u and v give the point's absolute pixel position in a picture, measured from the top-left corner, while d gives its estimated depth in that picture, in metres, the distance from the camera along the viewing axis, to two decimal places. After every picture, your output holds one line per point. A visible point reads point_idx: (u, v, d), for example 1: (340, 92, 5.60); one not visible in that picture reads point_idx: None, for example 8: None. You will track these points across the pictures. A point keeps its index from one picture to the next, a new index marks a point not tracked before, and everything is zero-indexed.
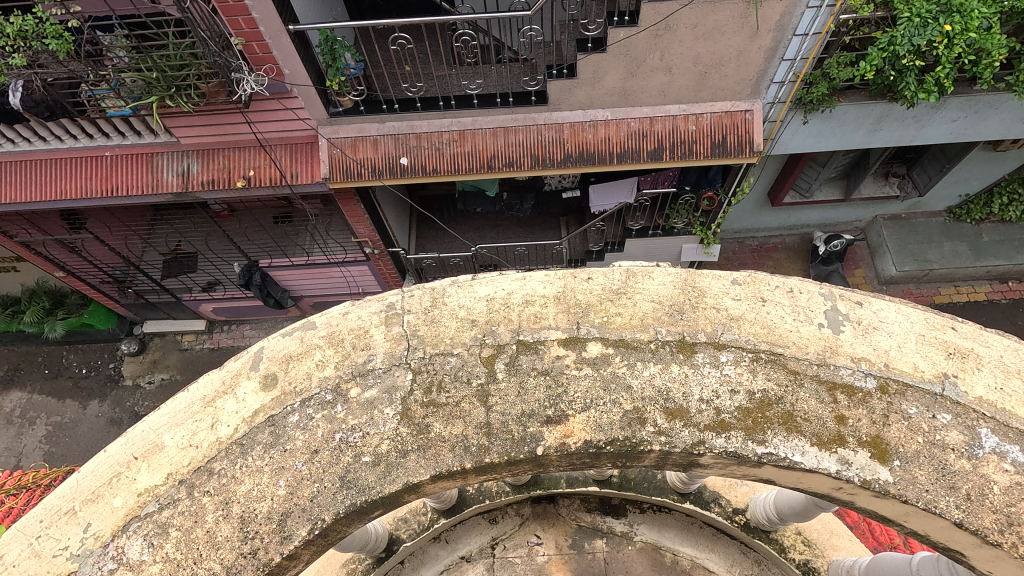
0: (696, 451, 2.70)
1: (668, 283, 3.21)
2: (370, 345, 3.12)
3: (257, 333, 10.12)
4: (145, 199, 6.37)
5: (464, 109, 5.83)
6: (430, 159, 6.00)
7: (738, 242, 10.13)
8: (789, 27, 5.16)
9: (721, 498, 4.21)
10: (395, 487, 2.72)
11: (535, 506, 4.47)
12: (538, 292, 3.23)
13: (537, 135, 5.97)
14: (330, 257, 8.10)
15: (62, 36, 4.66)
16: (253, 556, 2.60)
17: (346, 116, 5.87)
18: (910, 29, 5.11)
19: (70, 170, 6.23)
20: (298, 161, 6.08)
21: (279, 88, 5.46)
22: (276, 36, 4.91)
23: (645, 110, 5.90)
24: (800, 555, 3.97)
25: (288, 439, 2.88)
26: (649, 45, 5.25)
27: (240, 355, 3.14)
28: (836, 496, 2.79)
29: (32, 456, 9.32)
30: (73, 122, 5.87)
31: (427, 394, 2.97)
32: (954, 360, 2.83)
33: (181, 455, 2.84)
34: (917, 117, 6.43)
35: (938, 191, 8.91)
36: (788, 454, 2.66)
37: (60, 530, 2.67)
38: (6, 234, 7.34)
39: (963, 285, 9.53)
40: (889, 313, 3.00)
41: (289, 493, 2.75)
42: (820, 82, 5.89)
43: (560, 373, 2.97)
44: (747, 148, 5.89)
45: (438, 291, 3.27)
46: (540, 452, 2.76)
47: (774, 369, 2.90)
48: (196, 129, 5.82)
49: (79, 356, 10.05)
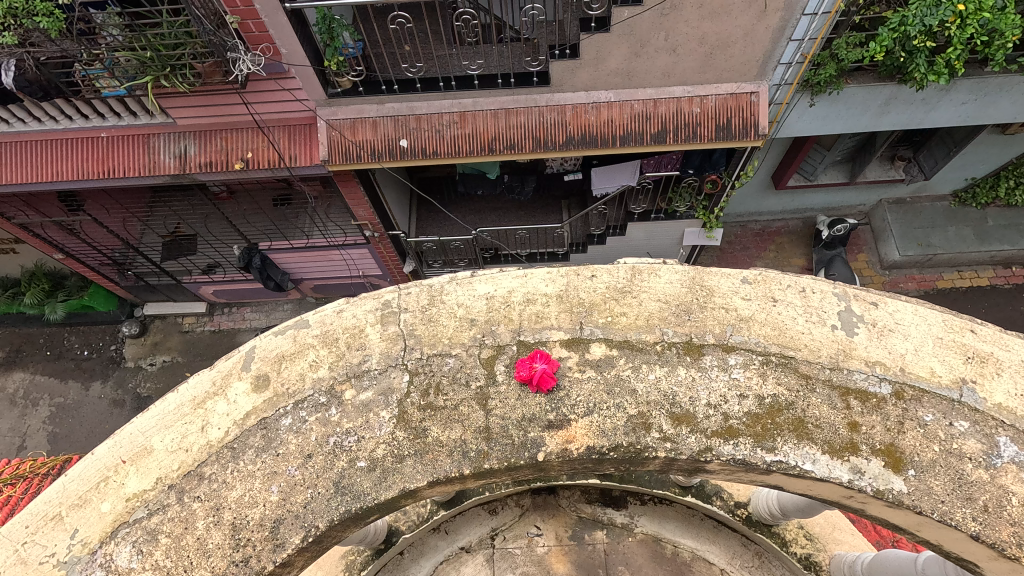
0: (702, 458, 2.61)
1: (675, 281, 3.09)
2: (365, 345, 3.02)
3: (258, 316, 10.05)
4: (142, 181, 6.21)
5: (464, 90, 5.64)
6: (432, 141, 5.82)
7: (743, 227, 9.95)
8: (797, 7, 4.92)
9: (722, 492, 4.25)
10: (391, 493, 2.63)
11: (535, 497, 4.59)
12: (540, 290, 3.11)
13: (538, 118, 5.78)
14: (329, 240, 8.00)
15: (54, 14, 4.46)
16: (246, 564, 2.54)
17: (346, 97, 5.67)
18: (923, 9, 4.93)
19: (64, 151, 6.04)
20: (296, 143, 5.90)
21: (276, 69, 5.24)
22: (272, 14, 4.68)
23: (650, 91, 5.69)
24: (801, 549, 4.01)
25: (280, 442, 2.80)
26: (654, 24, 5.04)
27: (231, 354, 3.03)
28: (845, 504, 2.70)
29: (36, 438, 9.29)
30: (68, 102, 5.66)
31: (424, 397, 2.87)
32: (972, 365, 2.72)
33: (170, 459, 2.76)
34: (927, 99, 6.21)
35: (945, 174, 8.69)
36: (799, 463, 2.56)
37: (46, 536, 2.60)
38: (4, 216, 7.18)
39: (968, 272, 9.37)
40: (905, 315, 2.87)
41: (281, 499, 2.67)
42: (829, 63, 5.61)
43: (562, 376, 2.87)
44: (752, 131, 5.71)
45: (436, 289, 3.16)
46: (541, 458, 2.67)
47: (785, 373, 2.80)
48: (192, 109, 5.63)
49: (79, 338, 9.97)
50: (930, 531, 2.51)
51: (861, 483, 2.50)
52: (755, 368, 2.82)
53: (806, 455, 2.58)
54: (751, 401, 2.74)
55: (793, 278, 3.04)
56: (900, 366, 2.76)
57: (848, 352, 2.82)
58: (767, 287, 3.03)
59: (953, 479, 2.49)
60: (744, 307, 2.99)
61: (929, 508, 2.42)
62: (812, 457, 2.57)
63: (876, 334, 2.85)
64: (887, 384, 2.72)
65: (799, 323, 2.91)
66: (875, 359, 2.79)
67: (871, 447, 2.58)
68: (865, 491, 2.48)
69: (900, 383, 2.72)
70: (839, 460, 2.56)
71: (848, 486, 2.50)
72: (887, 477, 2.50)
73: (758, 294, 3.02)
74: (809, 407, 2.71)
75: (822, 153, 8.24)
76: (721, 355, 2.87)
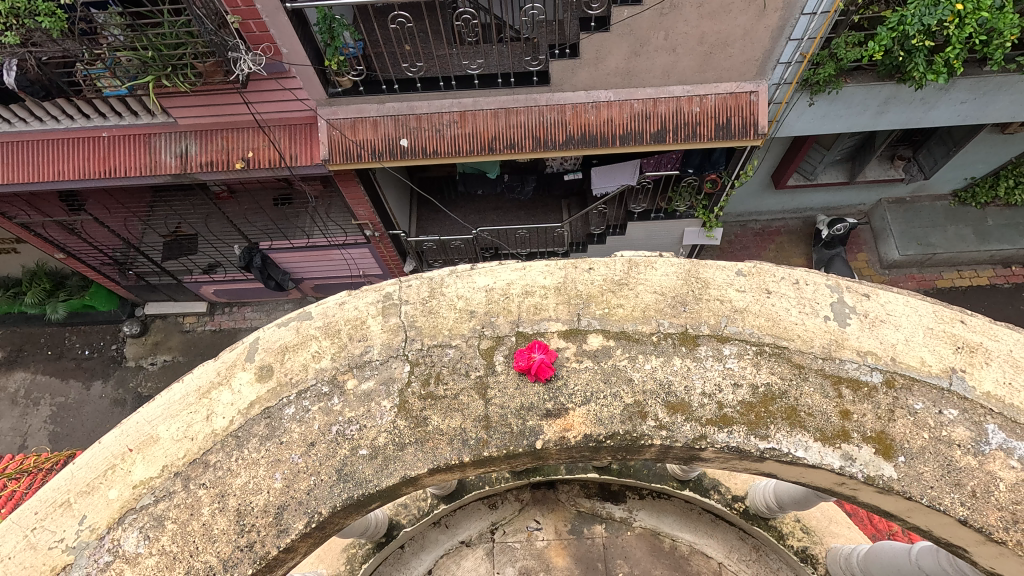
0: (697, 446, 2.67)
1: (671, 273, 3.15)
2: (367, 336, 3.07)
3: (258, 315, 10.09)
4: (143, 181, 6.26)
5: (464, 89, 5.70)
6: (432, 140, 5.87)
7: (742, 225, 10.00)
8: (796, 6, 4.98)
9: (720, 486, 4.32)
10: (393, 480, 2.69)
11: (534, 492, 4.65)
12: (538, 283, 3.17)
13: (537, 116, 5.83)
14: (329, 240, 8.03)
15: (56, 14, 4.52)
16: (250, 550, 2.60)
17: (346, 97, 5.72)
18: (921, 8, 4.97)
19: (67, 151, 6.09)
20: (297, 143, 5.95)
21: (277, 68, 5.29)
22: (273, 14, 4.74)
23: (648, 91, 5.75)
24: (798, 542, 4.06)
25: (284, 431, 2.85)
26: (652, 24, 5.09)
27: (235, 346, 3.09)
28: (837, 491, 2.76)
29: (37, 436, 9.34)
30: (69, 102, 5.72)
31: (425, 386, 2.93)
32: (962, 354, 2.78)
33: (176, 447, 2.82)
34: (925, 98, 6.26)
35: (943, 173, 8.74)
36: (791, 450, 2.62)
37: (55, 522, 2.66)
38: (5, 216, 7.23)
39: (967, 270, 9.42)
40: (897, 306, 2.93)
41: (285, 486, 2.73)
42: (828, 62, 5.67)
43: (560, 366, 2.93)
44: (750, 130, 5.77)
45: (437, 281, 3.21)
46: (540, 446, 2.72)
47: (778, 363, 2.85)
48: (193, 109, 5.69)
49: (80, 337, 10.03)
50: (921, 516, 2.57)
51: (852, 469, 2.56)
52: (749, 358, 2.88)
53: (798, 442, 2.64)
54: (745, 389, 2.80)
55: (786, 271, 3.10)
56: (891, 356, 2.81)
57: (840, 342, 2.87)
58: (761, 279, 3.09)
59: (942, 465, 2.55)
60: (739, 299, 3.04)
61: (919, 493, 2.49)
62: (804, 445, 2.63)
63: (868, 325, 2.91)
64: (878, 372, 2.78)
65: (792, 315, 2.97)
66: (867, 349, 2.84)
67: (862, 434, 2.64)
68: (855, 477, 2.55)
69: (891, 372, 2.78)
70: (830, 447, 2.62)
71: (839, 473, 2.56)
72: (877, 464, 2.56)
73: (752, 286, 3.08)
74: (801, 396, 2.77)
75: (821, 152, 8.28)
76: (716, 345, 2.93)
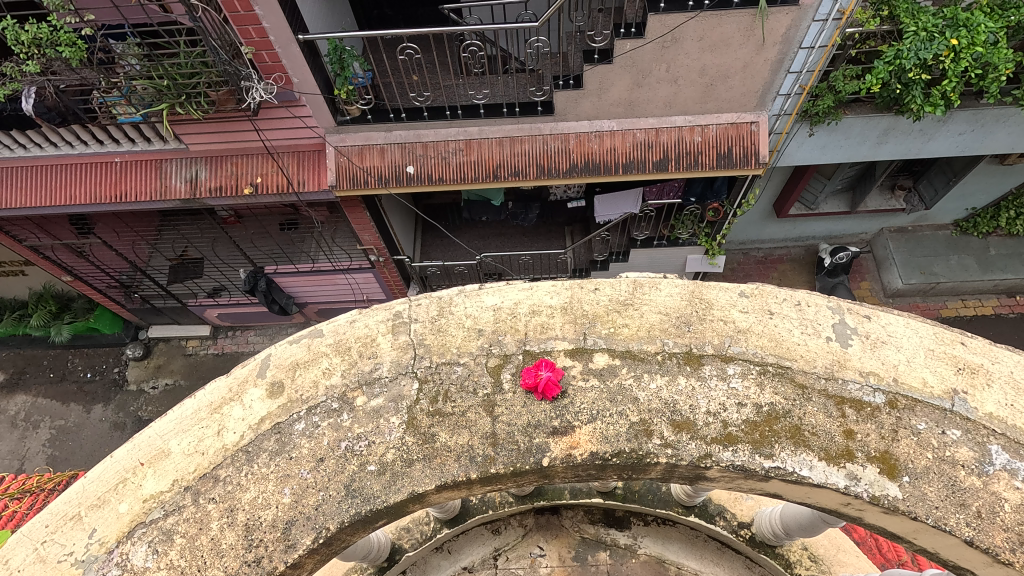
0: (702, 464, 2.69)
1: (675, 294, 3.21)
2: (376, 353, 3.13)
3: (262, 339, 10.12)
4: (153, 205, 6.40)
5: (470, 118, 5.85)
6: (435, 167, 6.02)
7: (745, 253, 10.08)
8: (795, 40, 5.18)
9: (726, 512, 4.28)
10: (400, 497, 2.72)
11: (537, 518, 4.64)
12: (544, 302, 3.23)
13: (543, 144, 6.00)
14: (335, 264, 8.13)
15: (76, 44, 4.65)
16: (258, 565, 2.61)
17: (355, 125, 5.89)
18: (917, 43, 5.09)
19: (79, 176, 6.26)
20: (305, 169, 6.10)
21: (288, 97, 5.48)
22: (286, 45, 4.95)
23: (651, 121, 5.92)
24: (805, 570, 4.02)
25: (293, 446, 2.89)
26: (655, 56, 5.27)
27: (247, 362, 3.15)
28: (844, 512, 2.77)
29: (36, 460, 9.32)
30: (85, 128, 5.90)
31: (432, 403, 2.98)
32: (963, 376, 2.82)
33: (187, 461, 2.86)
34: (923, 129, 6.41)
35: (944, 204, 8.86)
36: (796, 469, 2.65)
37: (66, 535, 2.69)
38: (16, 238, 7.36)
39: (971, 299, 9.44)
40: (897, 327, 2.98)
41: (293, 501, 2.75)
42: (826, 94, 5.86)
43: (566, 385, 2.98)
44: (753, 159, 5.92)
45: (445, 301, 3.28)
46: (546, 463, 2.76)
47: (781, 383, 2.90)
48: (204, 135, 5.85)
49: (84, 360, 10.08)
50: (927, 538, 2.58)
51: (857, 489, 2.58)
52: (753, 378, 2.92)
53: (803, 461, 2.66)
54: (749, 409, 2.84)
55: (788, 292, 3.16)
56: (893, 376, 2.85)
57: (842, 363, 2.92)
58: (763, 300, 3.15)
59: (946, 486, 2.56)
60: (742, 319, 3.10)
61: (924, 513, 2.50)
62: (809, 464, 2.65)
63: (869, 346, 2.96)
64: (881, 394, 2.82)
65: (794, 335, 3.02)
66: (869, 370, 2.89)
67: (866, 454, 2.67)
68: (861, 497, 2.56)
69: (893, 392, 2.81)
70: (835, 466, 2.64)
71: (844, 492, 2.57)
72: (882, 483, 2.58)
73: (755, 307, 3.14)
74: (805, 415, 2.80)
75: (822, 181, 8.41)
76: (720, 365, 2.97)
